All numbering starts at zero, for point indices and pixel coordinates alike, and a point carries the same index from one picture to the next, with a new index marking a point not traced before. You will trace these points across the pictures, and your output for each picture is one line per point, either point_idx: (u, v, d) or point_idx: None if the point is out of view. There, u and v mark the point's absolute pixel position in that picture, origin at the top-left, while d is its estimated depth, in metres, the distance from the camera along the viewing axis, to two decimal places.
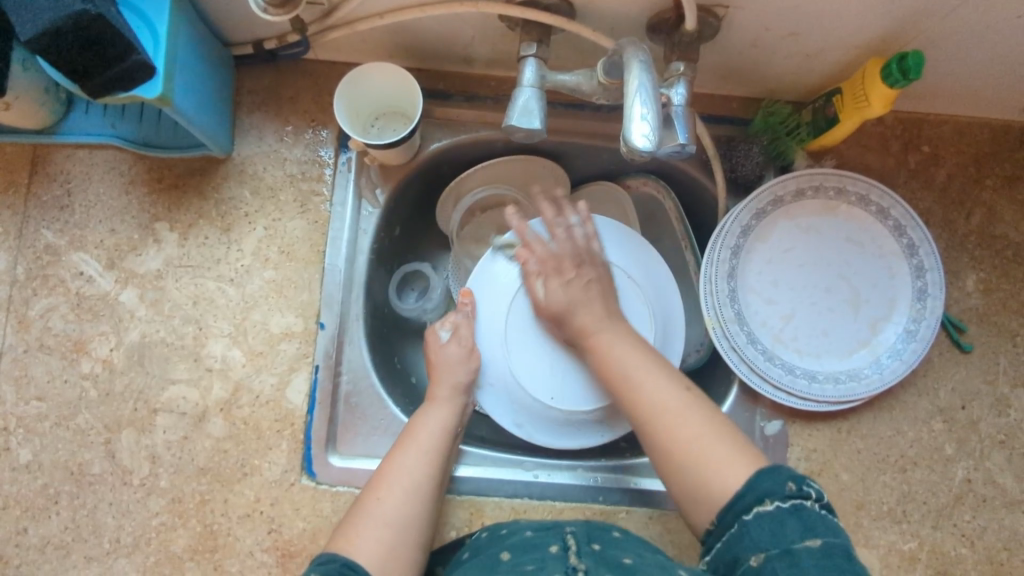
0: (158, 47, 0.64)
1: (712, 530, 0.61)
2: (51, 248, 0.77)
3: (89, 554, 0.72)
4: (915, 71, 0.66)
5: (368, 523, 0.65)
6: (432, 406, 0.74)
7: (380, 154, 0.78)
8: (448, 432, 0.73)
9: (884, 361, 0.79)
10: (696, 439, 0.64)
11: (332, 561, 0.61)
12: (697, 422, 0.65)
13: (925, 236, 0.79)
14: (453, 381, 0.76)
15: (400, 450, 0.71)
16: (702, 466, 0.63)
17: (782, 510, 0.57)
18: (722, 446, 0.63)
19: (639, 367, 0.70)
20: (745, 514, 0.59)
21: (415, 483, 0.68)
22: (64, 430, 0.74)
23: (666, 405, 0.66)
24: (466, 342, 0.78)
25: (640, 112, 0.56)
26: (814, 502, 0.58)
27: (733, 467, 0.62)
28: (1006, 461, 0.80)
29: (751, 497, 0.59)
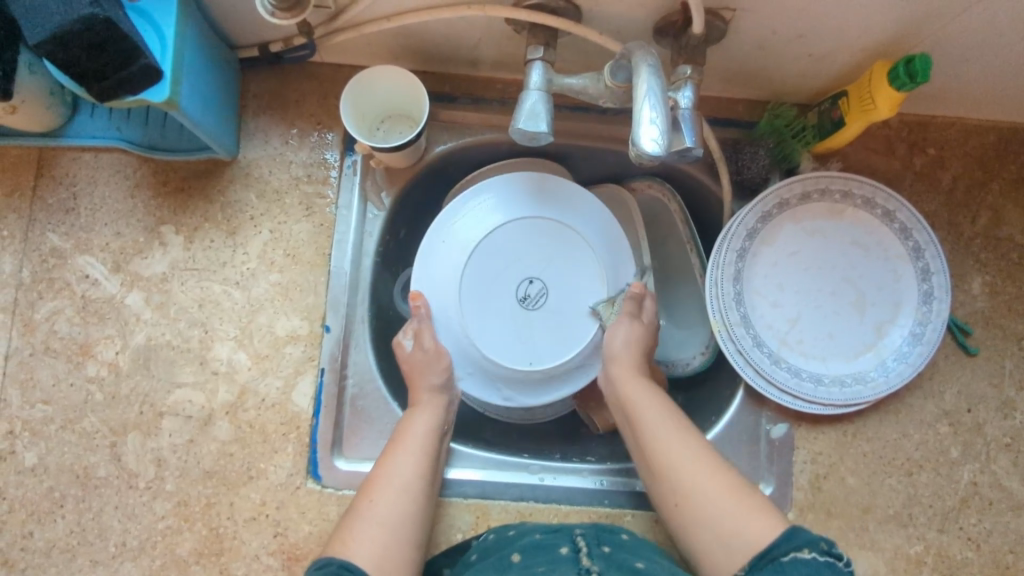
0: (165, 50, 0.64)
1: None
2: (56, 251, 0.77)
3: (95, 558, 0.72)
4: (923, 74, 0.66)
5: (363, 525, 0.65)
6: (417, 410, 0.74)
7: (386, 157, 0.78)
8: (435, 433, 0.73)
9: (890, 365, 0.79)
10: (721, 499, 0.65)
11: (330, 564, 0.61)
12: (722, 482, 0.66)
13: (931, 239, 0.79)
14: (427, 386, 0.75)
15: (390, 454, 0.70)
16: (725, 525, 0.63)
17: (818, 561, 0.57)
18: (746, 503, 0.64)
19: (663, 430, 0.71)
20: (780, 559, 0.58)
21: (405, 485, 0.68)
22: (70, 433, 0.74)
23: (693, 466, 0.67)
24: (428, 346, 0.76)
25: (649, 116, 0.56)
26: (846, 563, 0.58)
27: (757, 525, 0.62)
28: (1012, 464, 0.80)
29: (788, 545, 0.59)
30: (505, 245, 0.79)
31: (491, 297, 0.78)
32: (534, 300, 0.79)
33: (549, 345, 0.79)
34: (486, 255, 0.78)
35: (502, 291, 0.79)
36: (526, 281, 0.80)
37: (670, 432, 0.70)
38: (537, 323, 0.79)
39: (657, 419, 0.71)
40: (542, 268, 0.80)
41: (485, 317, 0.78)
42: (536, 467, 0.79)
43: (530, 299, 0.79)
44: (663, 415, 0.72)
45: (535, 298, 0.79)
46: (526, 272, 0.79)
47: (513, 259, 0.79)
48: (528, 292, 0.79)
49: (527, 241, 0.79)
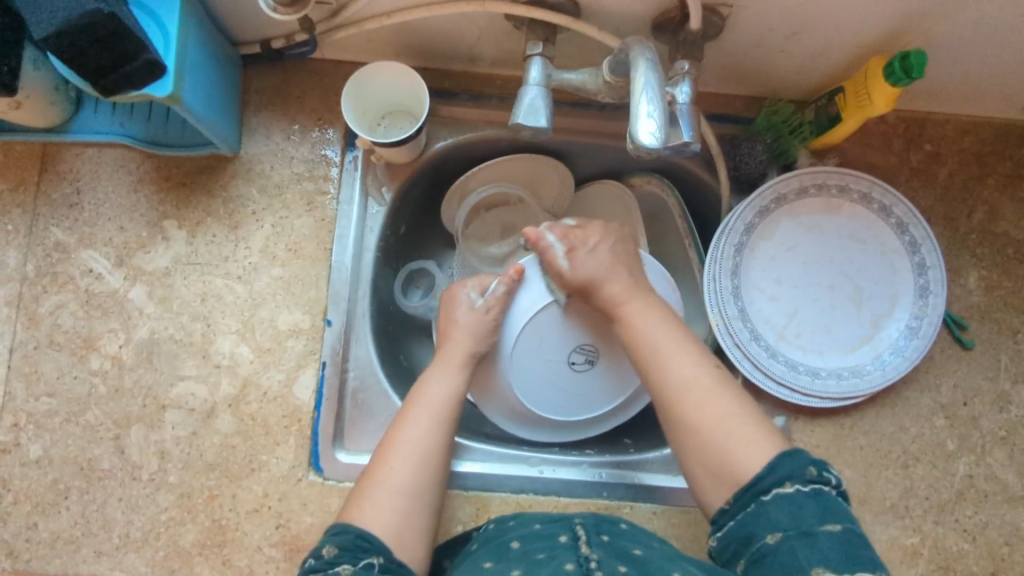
0: (168, 46, 0.64)
1: (727, 509, 0.62)
2: (60, 246, 0.78)
3: (99, 549, 0.73)
4: (918, 68, 0.66)
5: (378, 492, 0.66)
6: (442, 369, 0.73)
7: (387, 152, 0.79)
8: (457, 396, 0.72)
9: (886, 358, 0.80)
10: (720, 426, 0.64)
11: (347, 532, 0.62)
12: (724, 409, 0.65)
13: (927, 234, 0.80)
14: (473, 351, 0.75)
15: (405, 417, 0.70)
16: (725, 450, 0.64)
17: (802, 493, 0.59)
18: (746, 429, 0.64)
19: (669, 347, 0.69)
20: (763, 495, 0.60)
21: (423, 452, 0.68)
22: (73, 426, 0.75)
23: (694, 390, 0.67)
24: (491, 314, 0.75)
25: (646, 110, 0.57)
26: (832, 487, 0.60)
27: (755, 454, 0.62)
28: (1007, 457, 0.80)
29: (771, 477, 0.60)
30: (537, 384, 0.80)
31: (544, 370, 0.79)
32: (586, 348, 0.79)
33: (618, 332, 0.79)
34: (557, 397, 0.81)
35: (553, 365, 0.80)
36: (574, 360, 0.80)
37: (675, 352, 0.69)
38: (590, 384, 0.81)
39: (664, 336, 0.70)
40: (556, 359, 0.79)
41: (542, 383, 0.80)
42: (536, 460, 0.80)
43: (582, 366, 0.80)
44: (670, 334, 0.70)
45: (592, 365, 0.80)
46: (562, 361, 0.79)
47: (555, 378, 0.80)
48: (580, 359, 0.80)
49: (574, 313, 0.78)
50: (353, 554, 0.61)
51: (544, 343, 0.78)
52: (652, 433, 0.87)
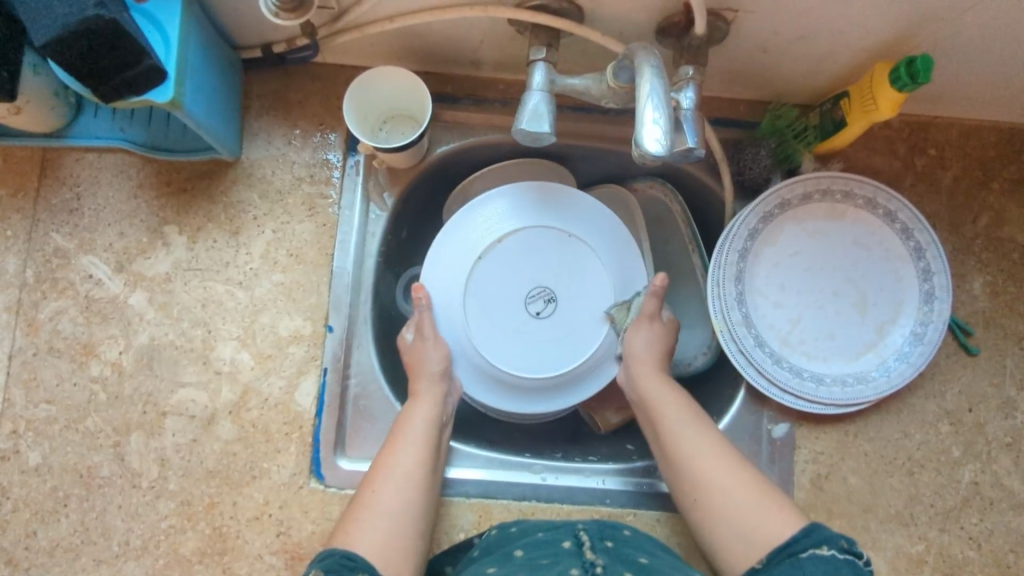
0: (168, 52, 0.64)
1: (758, 568, 0.61)
2: (59, 251, 0.77)
3: (99, 557, 0.73)
4: (924, 74, 0.66)
5: (365, 515, 0.65)
6: (418, 399, 0.74)
7: (389, 157, 0.78)
8: (435, 425, 0.72)
9: (890, 364, 0.79)
10: (742, 495, 0.65)
11: (331, 555, 0.61)
12: (744, 479, 0.66)
13: (932, 239, 0.80)
14: (428, 373, 0.75)
15: (391, 447, 0.70)
16: (749, 517, 0.64)
17: (838, 558, 0.58)
18: (765, 499, 0.64)
19: (683, 428, 0.71)
20: (800, 555, 0.59)
21: (405, 476, 0.68)
22: (73, 433, 0.75)
23: (714, 462, 0.68)
24: (428, 335, 0.77)
25: (651, 116, 0.56)
26: (863, 561, 0.59)
27: (781, 519, 0.63)
28: (1013, 463, 0.80)
29: (806, 542, 0.60)
30: (531, 347, 0.80)
31: (529, 345, 0.80)
32: (536, 297, 0.81)
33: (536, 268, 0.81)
34: (562, 349, 0.80)
35: (535, 331, 0.80)
36: (538, 308, 0.81)
37: (690, 428, 0.71)
38: (579, 300, 0.81)
39: (676, 417, 0.72)
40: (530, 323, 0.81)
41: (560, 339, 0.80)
42: (538, 467, 0.79)
43: (551, 299, 0.81)
44: (684, 411, 0.72)
45: (550, 288, 0.81)
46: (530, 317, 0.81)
47: (541, 333, 0.80)
48: (538, 303, 0.81)
49: (487, 277, 0.80)
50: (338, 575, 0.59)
51: (502, 317, 0.80)
52: None
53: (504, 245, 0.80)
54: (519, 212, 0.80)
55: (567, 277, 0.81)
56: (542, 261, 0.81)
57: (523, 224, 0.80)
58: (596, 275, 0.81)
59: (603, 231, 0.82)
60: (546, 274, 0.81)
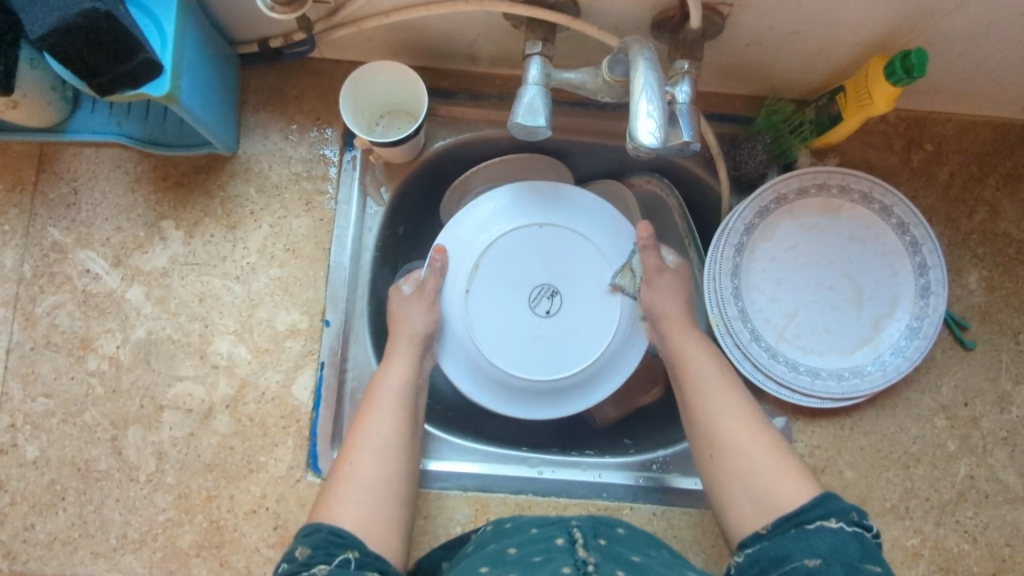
0: (164, 45, 0.64)
1: (762, 533, 0.62)
2: (57, 246, 0.78)
3: (97, 550, 0.73)
4: (919, 69, 0.66)
5: (345, 488, 0.65)
6: (392, 362, 0.74)
7: (385, 152, 0.78)
8: (409, 389, 0.73)
9: (886, 358, 0.80)
10: (760, 457, 0.66)
11: (319, 531, 0.62)
12: (763, 441, 0.67)
13: (928, 234, 0.80)
14: (412, 335, 0.76)
15: (368, 412, 0.70)
16: (764, 481, 0.64)
17: (846, 531, 0.59)
18: (788, 465, 0.65)
19: (711, 384, 0.71)
20: (806, 525, 0.60)
21: (385, 443, 0.68)
22: (70, 427, 0.75)
23: (736, 421, 0.68)
24: (428, 294, 0.77)
25: (646, 109, 0.56)
26: (871, 535, 0.59)
27: (796, 484, 0.63)
28: (1008, 458, 0.80)
29: (815, 513, 0.60)
30: (558, 341, 0.79)
31: (545, 347, 0.79)
32: (536, 300, 0.80)
33: (518, 278, 0.79)
34: (591, 334, 0.79)
35: (551, 331, 0.79)
36: (547, 306, 0.80)
37: (715, 385, 0.71)
38: (580, 284, 0.80)
39: (702, 372, 0.72)
40: (551, 325, 0.79)
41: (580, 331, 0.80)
42: (535, 461, 0.79)
43: (553, 292, 0.80)
44: (709, 366, 0.72)
45: (548, 281, 0.80)
46: (546, 319, 0.79)
47: (564, 326, 0.79)
48: (542, 301, 0.80)
49: (486, 287, 0.79)
50: (325, 551, 0.60)
51: (521, 329, 0.79)
52: (651, 433, 0.87)
53: (493, 255, 0.79)
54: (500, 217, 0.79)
55: (564, 266, 0.80)
56: (533, 259, 0.80)
57: (507, 228, 0.79)
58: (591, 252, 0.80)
59: (580, 208, 0.81)
60: (541, 271, 0.80)
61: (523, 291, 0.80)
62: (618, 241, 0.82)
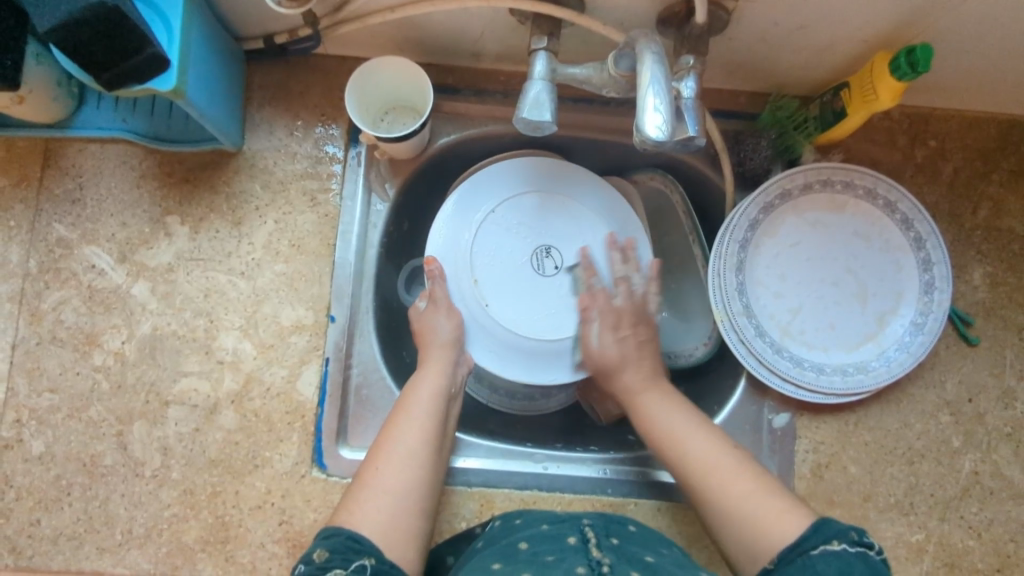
0: (171, 40, 0.64)
1: (771, 568, 0.61)
2: (62, 241, 0.78)
3: (102, 545, 0.73)
4: (924, 63, 0.66)
5: (368, 494, 0.65)
6: (424, 370, 0.75)
7: (391, 148, 0.79)
8: (442, 396, 0.73)
9: (891, 354, 0.80)
10: (745, 497, 0.65)
11: (338, 534, 0.62)
12: (744, 480, 0.66)
13: (932, 230, 0.80)
14: (439, 341, 0.76)
15: (395, 422, 0.71)
16: (754, 520, 0.64)
17: (849, 552, 0.59)
18: (776, 500, 0.64)
19: (687, 431, 0.71)
20: (811, 551, 0.60)
21: (411, 453, 0.68)
22: (76, 422, 0.75)
23: (714, 464, 0.68)
24: (440, 301, 0.77)
25: (653, 103, 0.56)
26: (876, 552, 0.60)
27: (789, 515, 0.63)
28: (1012, 453, 0.80)
29: (816, 539, 0.60)
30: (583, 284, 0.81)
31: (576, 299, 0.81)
32: (541, 267, 0.81)
33: (510, 267, 0.80)
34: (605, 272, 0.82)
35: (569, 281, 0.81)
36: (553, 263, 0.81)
37: (690, 432, 0.71)
38: (563, 233, 0.82)
39: (677, 421, 0.72)
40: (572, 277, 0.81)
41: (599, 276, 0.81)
42: (540, 456, 0.80)
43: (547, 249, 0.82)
44: (682, 415, 0.72)
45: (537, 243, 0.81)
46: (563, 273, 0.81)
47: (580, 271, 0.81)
48: (544, 262, 0.81)
49: (489, 269, 0.80)
50: (343, 557, 0.60)
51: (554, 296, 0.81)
52: None
53: (483, 247, 0.80)
54: (479, 206, 0.81)
55: (545, 224, 0.82)
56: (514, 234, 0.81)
57: (480, 227, 0.80)
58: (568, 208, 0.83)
59: (533, 173, 0.82)
60: (529, 239, 0.81)
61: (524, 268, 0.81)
62: (580, 181, 0.83)
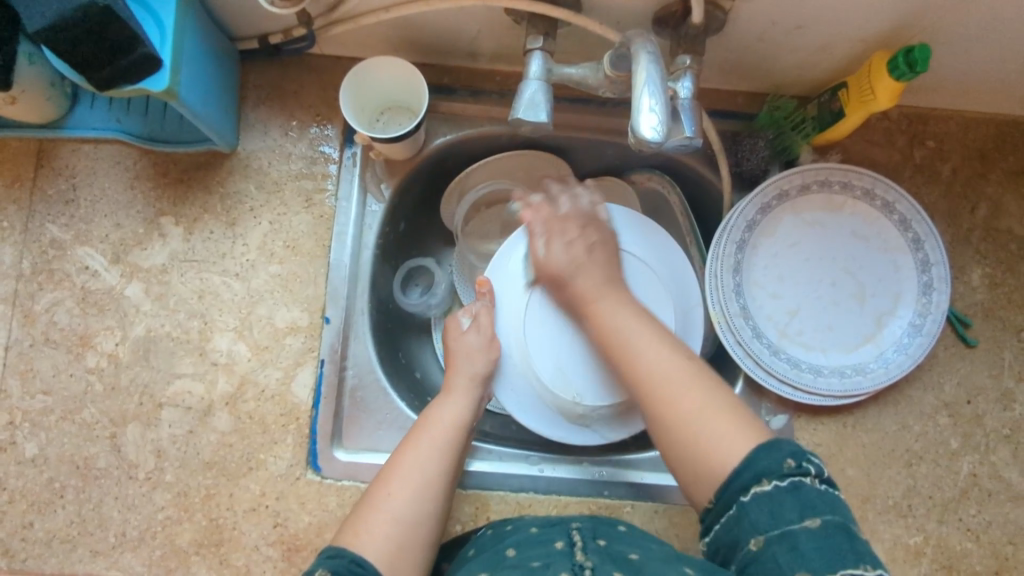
0: (164, 39, 0.64)
1: (711, 508, 0.62)
2: (56, 242, 0.77)
3: (95, 548, 0.72)
4: (922, 63, 0.65)
5: (374, 518, 0.65)
6: (448, 397, 0.74)
7: (386, 148, 0.78)
8: (459, 428, 0.72)
9: (889, 356, 0.79)
10: (691, 419, 0.64)
11: (341, 556, 0.62)
12: (693, 399, 0.65)
13: (930, 230, 0.79)
14: (472, 373, 0.75)
15: (411, 444, 0.70)
16: (705, 440, 0.63)
17: (779, 490, 0.58)
18: (728, 420, 0.63)
19: (643, 344, 0.69)
20: (741, 494, 0.59)
21: (423, 482, 0.67)
22: (69, 424, 0.74)
23: (663, 383, 0.67)
24: (484, 329, 0.77)
25: (648, 104, 0.56)
26: (812, 479, 0.58)
27: (732, 440, 0.62)
28: (1011, 456, 0.80)
29: (748, 473, 0.60)
30: None
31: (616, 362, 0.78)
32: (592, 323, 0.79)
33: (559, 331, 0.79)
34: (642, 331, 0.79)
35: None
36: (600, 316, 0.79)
37: (645, 344, 0.69)
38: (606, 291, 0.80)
39: (633, 332, 0.70)
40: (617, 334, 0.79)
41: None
42: (536, 458, 0.79)
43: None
44: (640, 327, 0.71)
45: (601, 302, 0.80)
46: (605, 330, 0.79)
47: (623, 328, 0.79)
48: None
49: (544, 314, 0.79)
50: None
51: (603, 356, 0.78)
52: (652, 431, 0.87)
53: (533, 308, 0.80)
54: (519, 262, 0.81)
55: (616, 286, 0.80)
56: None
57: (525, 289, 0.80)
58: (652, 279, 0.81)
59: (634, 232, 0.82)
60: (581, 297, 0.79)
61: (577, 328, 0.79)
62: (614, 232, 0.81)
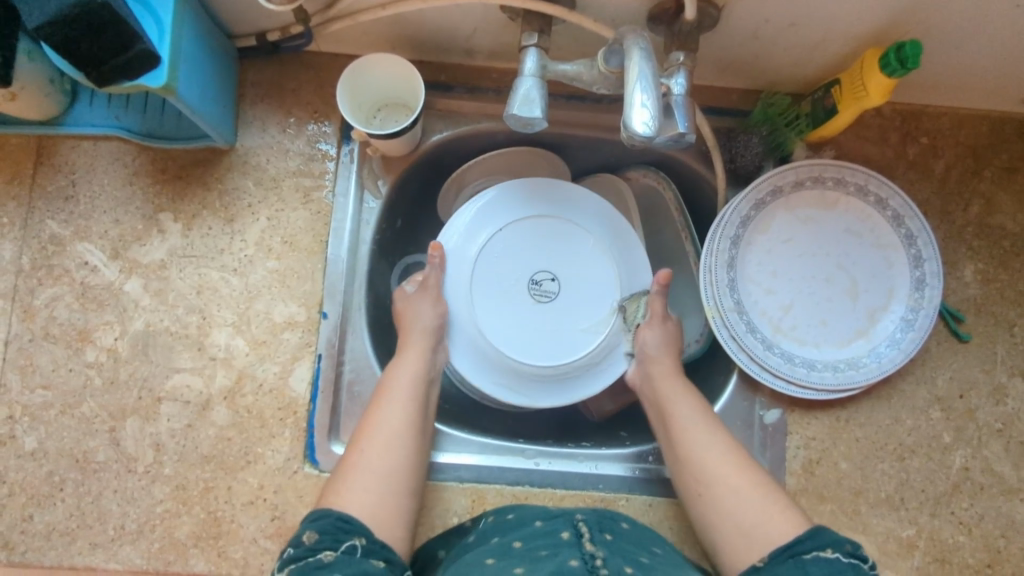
0: (162, 35, 0.64)
1: (759, 566, 0.61)
2: (55, 238, 0.78)
3: (94, 541, 0.73)
4: (913, 60, 0.66)
5: (356, 476, 0.66)
6: (405, 356, 0.75)
7: (383, 145, 0.79)
8: (423, 382, 0.73)
9: (881, 351, 0.80)
10: (746, 491, 0.67)
11: (326, 516, 0.62)
12: (747, 477, 0.68)
13: (923, 227, 0.80)
14: (420, 326, 0.76)
15: (380, 403, 0.71)
16: (751, 518, 0.65)
17: (843, 561, 0.59)
18: (772, 501, 0.65)
19: (694, 425, 0.72)
20: (802, 555, 0.60)
21: (395, 433, 0.69)
22: (69, 418, 0.75)
23: (719, 459, 0.69)
24: (432, 290, 0.78)
25: (640, 99, 0.56)
26: (869, 566, 0.59)
27: (779, 521, 0.64)
28: (1003, 449, 0.80)
29: (812, 543, 0.60)
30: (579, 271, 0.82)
31: (578, 298, 0.81)
32: (545, 294, 0.81)
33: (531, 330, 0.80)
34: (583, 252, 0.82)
35: (574, 295, 0.81)
36: (541, 284, 0.81)
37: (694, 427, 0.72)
38: (522, 272, 0.80)
39: (685, 411, 0.73)
40: (564, 276, 0.82)
41: (602, 251, 0.83)
42: (531, 452, 0.80)
43: (539, 277, 0.81)
44: (693, 408, 0.73)
45: (527, 279, 0.81)
46: (551, 283, 0.81)
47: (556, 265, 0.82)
48: (543, 288, 0.81)
49: (513, 305, 0.80)
50: (333, 537, 0.60)
51: (581, 301, 0.81)
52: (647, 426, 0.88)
53: (496, 324, 0.79)
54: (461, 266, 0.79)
55: (522, 253, 0.81)
56: (508, 275, 0.80)
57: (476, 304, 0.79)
58: (523, 223, 0.81)
59: (509, 198, 0.81)
60: (523, 290, 0.80)
61: (542, 308, 0.80)
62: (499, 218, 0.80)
